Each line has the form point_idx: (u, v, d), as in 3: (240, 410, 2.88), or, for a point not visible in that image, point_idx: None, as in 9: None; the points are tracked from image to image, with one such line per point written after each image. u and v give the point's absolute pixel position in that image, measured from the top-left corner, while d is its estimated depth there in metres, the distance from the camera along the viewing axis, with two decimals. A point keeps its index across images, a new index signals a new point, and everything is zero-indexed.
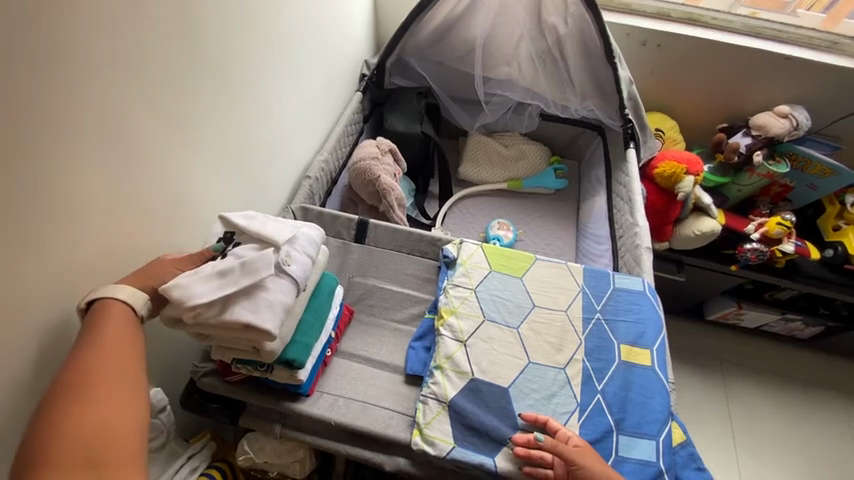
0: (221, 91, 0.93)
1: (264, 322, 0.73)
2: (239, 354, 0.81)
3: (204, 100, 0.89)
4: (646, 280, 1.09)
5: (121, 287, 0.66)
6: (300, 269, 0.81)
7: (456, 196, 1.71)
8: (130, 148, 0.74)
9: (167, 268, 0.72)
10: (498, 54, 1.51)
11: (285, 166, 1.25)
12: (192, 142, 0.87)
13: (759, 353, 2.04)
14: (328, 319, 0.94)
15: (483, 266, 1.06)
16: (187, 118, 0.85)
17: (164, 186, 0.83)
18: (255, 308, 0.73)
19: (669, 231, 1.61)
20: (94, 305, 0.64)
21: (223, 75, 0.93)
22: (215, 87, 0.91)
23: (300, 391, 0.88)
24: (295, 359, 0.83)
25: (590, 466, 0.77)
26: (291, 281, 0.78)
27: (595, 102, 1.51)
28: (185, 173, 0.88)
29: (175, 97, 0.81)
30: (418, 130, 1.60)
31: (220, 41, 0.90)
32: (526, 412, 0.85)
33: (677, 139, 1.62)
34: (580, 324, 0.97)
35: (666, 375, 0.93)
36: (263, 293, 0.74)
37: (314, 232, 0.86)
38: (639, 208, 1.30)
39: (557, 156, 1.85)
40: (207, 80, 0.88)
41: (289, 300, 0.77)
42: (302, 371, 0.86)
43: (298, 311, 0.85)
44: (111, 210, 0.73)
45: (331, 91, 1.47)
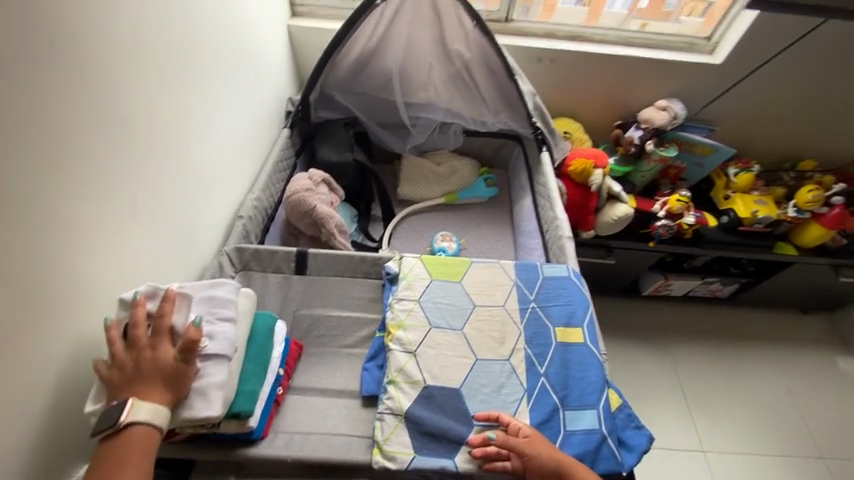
0: (141, 145, 0.92)
1: (203, 411, 0.74)
2: (182, 422, 0.74)
3: (118, 156, 0.85)
4: (571, 266, 1.20)
5: (144, 409, 0.68)
6: (223, 342, 0.80)
7: (399, 217, 1.77)
8: (38, 219, 0.69)
9: (176, 368, 0.72)
10: (414, 80, 1.62)
11: (214, 210, 1.23)
12: (108, 202, 0.83)
13: (692, 317, 2.27)
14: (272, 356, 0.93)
15: (423, 276, 1.11)
16: (103, 177, 0.82)
17: (79, 250, 0.77)
18: (190, 403, 0.75)
19: (592, 220, 1.79)
20: (121, 431, 0.66)
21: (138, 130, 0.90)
22: (129, 142, 0.88)
23: (252, 436, 0.85)
24: (240, 411, 0.81)
25: (542, 450, 0.82)
26: (218, 360, 0.79)
27: (507, 115, 1.67)
28: (108, 232, 0.84)
29: (87, 159, 0.78)
30: (349, 158, 1.65)
31: (132, 97, 0.88)
32: (479, 412, 0.89)
33: (582, 138, 1.82)
34: (518, 315, 1.05)
35: (598, 347, 1.03)
36: (194, 385, 0.76)
37: (224, 295, 0.85)
38: (557, 204, 1.44)
39: (486, 167, 1.99)
40: (120, 136, 0.86)
41: (225, 377, 0.78)
42: (251, 418, 0.83)
43: (234, 370, 0.82)
44: (22, 289, 0.67)
45: (255, 133, 1.47)
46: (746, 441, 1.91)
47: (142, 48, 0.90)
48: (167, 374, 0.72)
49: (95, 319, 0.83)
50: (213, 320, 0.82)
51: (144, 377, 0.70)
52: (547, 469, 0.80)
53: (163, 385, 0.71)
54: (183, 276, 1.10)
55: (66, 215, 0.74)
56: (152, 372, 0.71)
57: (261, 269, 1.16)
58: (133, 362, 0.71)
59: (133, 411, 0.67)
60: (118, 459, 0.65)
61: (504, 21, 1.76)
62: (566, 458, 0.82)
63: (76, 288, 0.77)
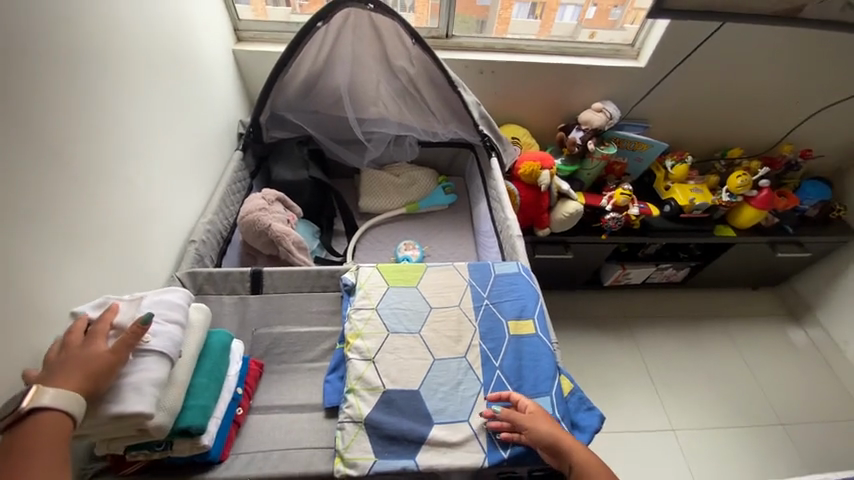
0: (80, 176, 0.91)
1: (133, 405, 0.68)
2: (126, 440, 0.76)
3: (52, 191, 0.84)
4: (522, 263, 1.26)
5: (49, 391, 0.62)
6: (164, 340, 0.76)
7: (361, 230, 1.80)
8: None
9: (99, 358, 0.68)
10: (363, 97, 1.67)
11: (166, 236, 1.22)
12: (41, 238, 0.81)
13: (651, 302, 2.40)
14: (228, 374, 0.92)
15: (380, 285, 1.14)
16: (36, 215, 0.80)
17: (9, 290, 0.74)
18: (119, 396, 0.69)
19: (546, 218, 1.89)
20: (25, 416, 0.60)
21: (71, 163, 0.89)
22: (62, 178, 0.87)
23: (210, 457, 0.83)
24: (190, 425, 0.78)
25: (544, 425, 0.86)
26: (157, 355, 0.74)
27: (456, 125, 1.74)
28: (49, 267, 0.83)
29: (17, 196, 0.76)
30: (305, 175, 1.67)
31: (65, 131, 0.88)
32: (490, 394, 0.95)
33: (530, 142, 1.93)
34: (472, 313, 1.09)
35: (549, 337, 1.08)
36: (125, 379, 0.70)
37: (175, 297, 0.83)
38: (506, 205, 1.51)
39: (444, 175, 2.06)
40: (53, 172, 0.84)
41: (163, 374, 0.74)
42: (206, 436, 0.81)
43: (181, 376, 0.80)
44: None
45: (206, 159, 1.47)
46: (710, 416, 2.02)
47: (73, 81, 0.90)
48: (87, 363, 0.67)
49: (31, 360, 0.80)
50: (161, 320, 0.78)
51: (62, 366, 0.66)
52: (546, 441, 0.85)
53: (78, 373, 0.66)
54: None
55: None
56: (72, 360, 0.67)
57: (217, 292, 1.15)
58: (58, 354, 0.68)
59: (36, 395, 0.62)
60: (21, 449, 0.59)
61: (445, 38, 1.85)
62: (568, 438, 0.85)
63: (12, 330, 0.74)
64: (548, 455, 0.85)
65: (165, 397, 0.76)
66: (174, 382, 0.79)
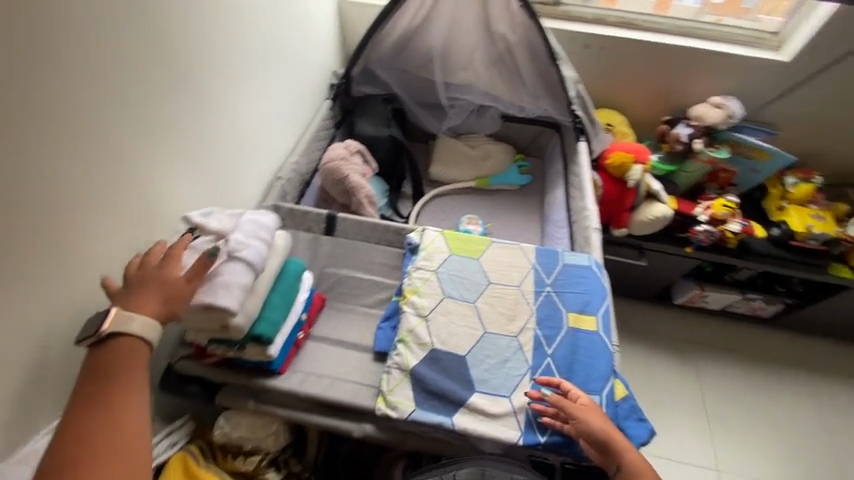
0: (194, 100, 1.03)
1: (222, 301, 0.77)
2: (210, 334, 0.86)
3: (171, 108, 0.96)
4: (594, 257, 1.19)
5: (135, 318, 0.67)
6: (253, 253, 0.83)
7: (429, 196, 1.81)
8: (89, 151, 0.79)
9: (175, 290, 0.72)
10: (455, 60, 1.62)
11: (257, 169, 1.33)
12: (154, 145, 0.94)
13: (727, 334, 2.12)
14: (297, 299, 1.00)
15: (443, 250, 1.14)
16: (158, 123, 0.94)
17: (123, 181, 0.88)
18: (212, 291, 0.78)
19: (626, 217, 1.74)
20: (112, 335, 0.66)
21: (186, 81, 1.00)
22: (180, 99, 0.99)
23: (271, 367, 0.93)
24: (263, 334, 0.88)
25: (595, 420, 0.83)
26: (244, 265, 0.81)
27: (547, 101, 1.63)
28: (156, 170, 0.96)
29: (144, 107, 0.89)
30: (386, 133, 1.71)
31: (187, 54, 0.99)
32: (539, 377, 0.93)
33: (625, 132, 1.75)
34: (531, 297, 1.06)
35: (610, 339, 1.02)
36: (218, 277, 0.79)
37: (265, 218, 0.88)
38: (587, 195, 1.41)
39: (521, 153, 1.97)
40: (174, 93, 0.97)
41: (248, 281, 0.81)
42: (272, 347, 0.91)
43: (262, 288, 0.89)
44: (70, 212, 0.77)
45: (299, 103, 1.56)
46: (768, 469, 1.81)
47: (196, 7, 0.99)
48: (164, 293, 0.71)
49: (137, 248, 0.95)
50: (250, 236, 0.85)
51: (143, 293, 0.70)
52: (595, 435, 0.82)
53: (158, 303, 0.70)
54: None
55: (119, 152, 0.85)
56: (148, 285, 0.71)
57: (294, 227, 1.24)
58: (137, 279, 0.72)
59: (124, 319, 0.67)
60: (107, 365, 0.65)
61: (553, 5, 1.72)
62: (620, 440, 0.81)
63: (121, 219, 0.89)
64: (592, 450, 0.82)
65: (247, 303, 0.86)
66: (256, 292, 0.88)
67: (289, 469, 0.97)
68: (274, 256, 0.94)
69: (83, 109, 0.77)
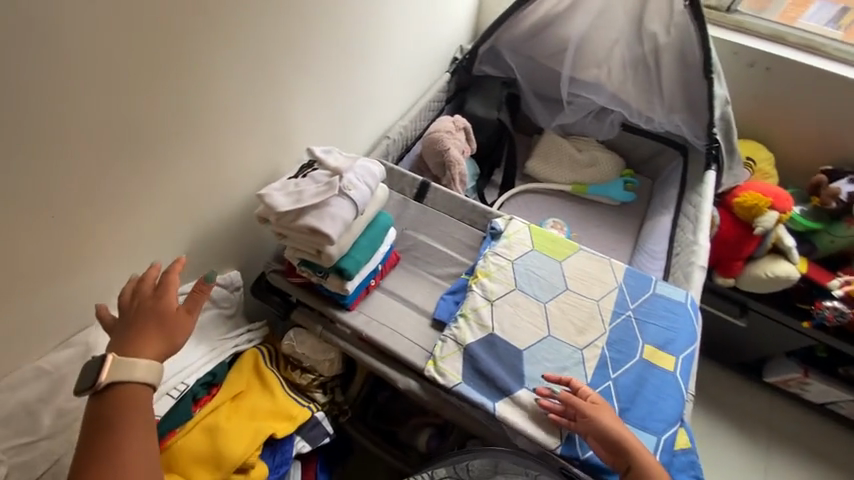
0: (333, 46, 1.13)
1: (327, 228, 0.85)
2: (304, 256, 0.96)
3: (311, 48, 1.07)
4: (691, 296, 1.07)
5: (140, 363, 0.72)
6: (359, 195, 0.90)
7: (518, 189, 1.77)
8: (245, 67, 0.93)
9: (175, 327, 0.77)
10: (590, 54, 1.51)
11: (369, 123, 1.41)
12: (295, 78, 1.06)
13: (828, 441, 1.71)
14: (380, 249, 1.07)
15: (526, 243, 1.12)
16: (304, 60, 1.07)
17: (267, 103, 1.02)
18: (320, 217, 0.86)
19: (738, 267, 1.52)
20: (111, 385, 0.70)
21: (331, 24, 1.09)
22: (323, 40, 1.09)
23: (343, 302, 1.02)
24: (346, 269, 0.96)
25: (607, 420, 0.81)
26: (351, 203, 0.89)
27: (682, 117, 1.46)
28: (291, 100, 1.08)
29: (292, 39, 1.01)
30: (495, 116, 1.68)
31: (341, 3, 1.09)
32: (547, 373, 0.90)
33: (769, 172, 1.51)
34: (608, 316, 0.99)
35: (686, 385, 0.93)
36: (328, 207, 0.87)
37: (375, 167, 0.96)
38: (703, 228, 1.25)
39: (631, 169, 1.81)
40: (316, 34, 1.07)
41: (349, 218, 0.89)
42: (350, 283, 0.99)
43: (356, 229, 0.98)
44: (219, 115, 0.93)
45: (421, 69, 1.61)
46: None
47: None
48: (165, 331, 0.76)
49: (263, 165, 1.08)
50: (360, 180, 0.92)
51: (142, 336, 0.74)
52: (608, 435, 0.80)
53: (160, 343, 0.75)
54: None
55: (268, 75, 0.99)
56: (140, 326, 0.75)
57: (389, 185, 1.31)
58: (135, 320, 0.76)
59: (126, 367, 0.71)
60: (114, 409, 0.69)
61: (724, 11, 1.51)
62: (631, 440, 0.80)
63: (254, 135, 1.03)
64: (601, 449, 0.80)
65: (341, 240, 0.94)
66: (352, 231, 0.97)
67: (332, 397, 1.05)
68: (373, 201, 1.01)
69: (241, 29, 0.89)
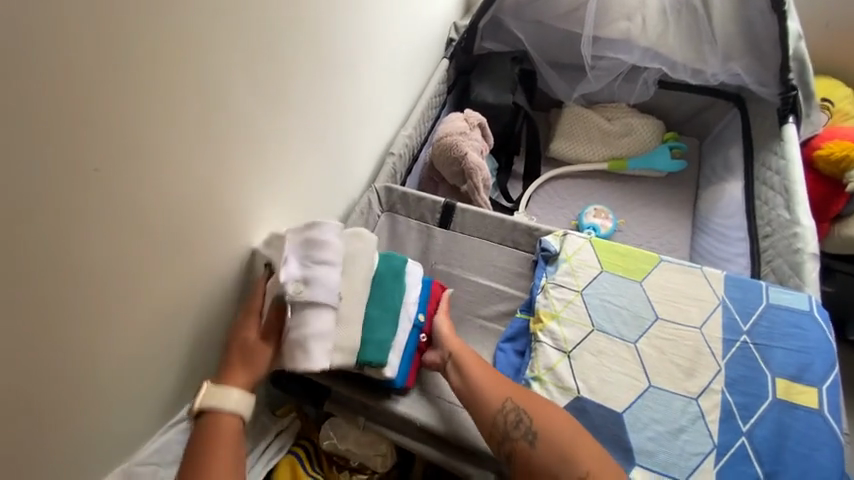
0: (322, 64, 0.89)
1: (299, 360, 0.73)
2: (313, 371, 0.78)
3: (300, 70, 0.84)
4: (812, 298, 0.85)
5: (229, 396, 0.71)
6: (315, 291, 0.75)
7: (544, 177, 1.52)
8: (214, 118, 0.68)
9: (261, 353, 0.75)
10: (616, 6, 1.25)
11: (371, 142, 1.16)
12: (288, 114, 0.83)
13: None
14: (405, 303, 0.85)
15: (592, 265, 0.90)
16: (296, 93, 0.84)
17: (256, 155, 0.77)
18: (293, 347, 0.74)
19: (823, 229, 1.28)
20: (201, 413, 0.71)
21: (318, 40, 0.86)
22: (308, 62, 0.85)
23: (395, 385, 0.82)
24: (371, 360, 0.78)
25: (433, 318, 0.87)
26: (310, 309, 0.75)
27: (743, 63, 1.19)
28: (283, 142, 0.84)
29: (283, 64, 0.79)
30: (510, 100, 1.41)
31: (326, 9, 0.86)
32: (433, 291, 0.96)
33: (850, 112, 1.25)
34: (719, 347, 0.78)
35: (840, 424, 0.72)
36: (291, 328, 0.74)
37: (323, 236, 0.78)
38: (799, 203, 1.01)
39: (672, 132, 1.55)
40: (304, 52, 0.84)
41: (315, 330, 0.74)
42: (387, 367, 0.80)
43: (350, 315, 0.79)
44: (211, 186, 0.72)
45: (418, 60, 1.35)
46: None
47: None
48: (249, 354, 0.74)
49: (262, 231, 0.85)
50: (309, 266, 0.77)
51: (232, 365, 0.74)
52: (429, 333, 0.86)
53: (254, 370, 0.74)
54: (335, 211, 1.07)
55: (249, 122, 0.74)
56: (229, 360, 0.74)
57: (406, 214, 1.09)
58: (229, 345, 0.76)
59: (217, 399, 0.71)
60: (207, 440, 0.68)
61: None
62: (456, 339, 0.83)
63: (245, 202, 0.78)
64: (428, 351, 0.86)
65: (341, 334, 0.78)
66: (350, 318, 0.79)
67: None
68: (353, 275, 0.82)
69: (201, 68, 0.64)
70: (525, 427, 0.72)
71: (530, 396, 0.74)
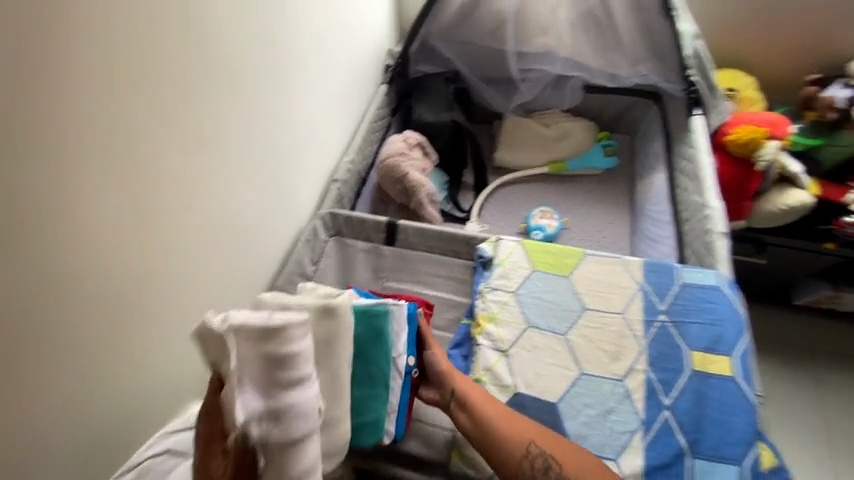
0: (249, 108, 0.92)
1: None
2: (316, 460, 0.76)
3: (225, 117, 0.86)
4: (723, 274, 0.92)
5: None
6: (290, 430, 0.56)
7: (492, 186, 1.59)
8: (135, 177, 0.69)
9: None
10: (532, 23, 1.35)
11: (314, 169, 1.21)
12: (218, 158, 0.86)
13: None
14: (395, 358, 0.80)
15: (524, 266, 0.96)
16: (223, 139, 0.87)
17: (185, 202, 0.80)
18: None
19: (748, 207, 1.37)
20: None
21: (242, 86, 0.89)
22: (233, 108, 0.88)
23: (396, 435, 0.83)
24: (364, 437, 0.80)
25: (427, 357, 0.83)
26: (288, 454, 0.56)
27: (649, 65, 1.31)
28: (214, 186, 0.86)
29: (205, 112, 0.81)
30: (447, 118, 1.51)
31: (247, 56, 0.89)
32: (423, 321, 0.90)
33: (755, 98, 1.36)
34: (640, 329, 0.85)
35: (751, 386, 0.78)
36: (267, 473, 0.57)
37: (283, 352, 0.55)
38: (708, 188, 1.10)
39: (605, 131, 1.66)
40: (228, 96, 0.86)
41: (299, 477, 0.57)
42: (384, 434, 0.81)
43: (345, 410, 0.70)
44: (148, 238, 0.73)
45: (355, 88, 1.41)
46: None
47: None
48: None
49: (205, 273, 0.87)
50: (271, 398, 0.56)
51: None
52: (431, 371, 0.82)
53: None
54: (281, 241, 1.10)
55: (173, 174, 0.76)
56: None
57: (352, 235, 1.13)
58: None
59: None
60: None
61: None
62: (463, 381, 0.79)
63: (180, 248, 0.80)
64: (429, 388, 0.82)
65: (331, 434, 0.69)
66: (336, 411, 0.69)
67: None
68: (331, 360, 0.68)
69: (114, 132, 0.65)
70: (554, 472, 0.69)
71: (551, 438, 0.73)
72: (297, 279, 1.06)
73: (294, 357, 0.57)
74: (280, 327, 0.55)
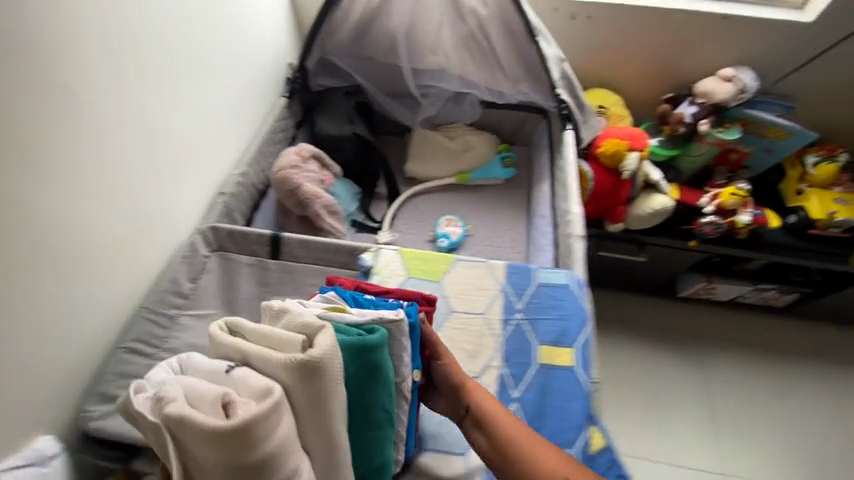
0: (103, 128, 0.87)
1: None
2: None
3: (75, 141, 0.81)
4: (577, 274, 1.01)
5: None
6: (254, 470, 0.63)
7: (405, 196, 1.63)
8: None
9: None
10: (421, 44, 1.42)
11: (196, 184, 1.17)
12: (67, 183, 0.80)
13: (739, 326, 1.91)
14: (399, 383, 0.79)
15: (399, 273, 1.00)
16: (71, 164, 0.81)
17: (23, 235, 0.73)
18: None
19: (622, 212, 1.54)
20: None
21: (92, 106, 0.84)
22: (80, 130, 0.82)
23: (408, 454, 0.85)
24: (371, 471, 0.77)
25: (439, 366, 0.84)
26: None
27: (528, 85, 1.43)
28: (63, 213, 0.80)
29: (37, 139, 0.74)
30: (348, 131, 1.54)
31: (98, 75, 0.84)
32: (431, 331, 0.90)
33: (621, 114, 1.54)
34: (498, 327, 0.92)
35: (589, 373, 0.87)
36: None
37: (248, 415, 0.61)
38: (572, 195, 1.21)
39: (506, 144, 1.78)
40: (68, 119, 0.79)
41: None
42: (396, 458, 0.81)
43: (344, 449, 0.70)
44: None
45: (248, 102, 1.39)
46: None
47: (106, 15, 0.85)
48: None
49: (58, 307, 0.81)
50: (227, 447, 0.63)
51: None
52: (447, 384, 0.83)
53: None
54: (153, 259, 1.05)
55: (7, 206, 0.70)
56: None
57: (236, 250, 1.12)
58: None
59: None
60: None
61: None
62: (486, 397, 0.79)
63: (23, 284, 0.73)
64: (445, 400, 0.84)
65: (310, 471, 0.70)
66: (333, 478, 0.69)
67: None
68: (317, 422, 0.67)
69: None
70: None
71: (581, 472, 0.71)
72: (170, 298, 1.02)
73: (260, 453, 0.58)
74: (234, 426, 0.56)
